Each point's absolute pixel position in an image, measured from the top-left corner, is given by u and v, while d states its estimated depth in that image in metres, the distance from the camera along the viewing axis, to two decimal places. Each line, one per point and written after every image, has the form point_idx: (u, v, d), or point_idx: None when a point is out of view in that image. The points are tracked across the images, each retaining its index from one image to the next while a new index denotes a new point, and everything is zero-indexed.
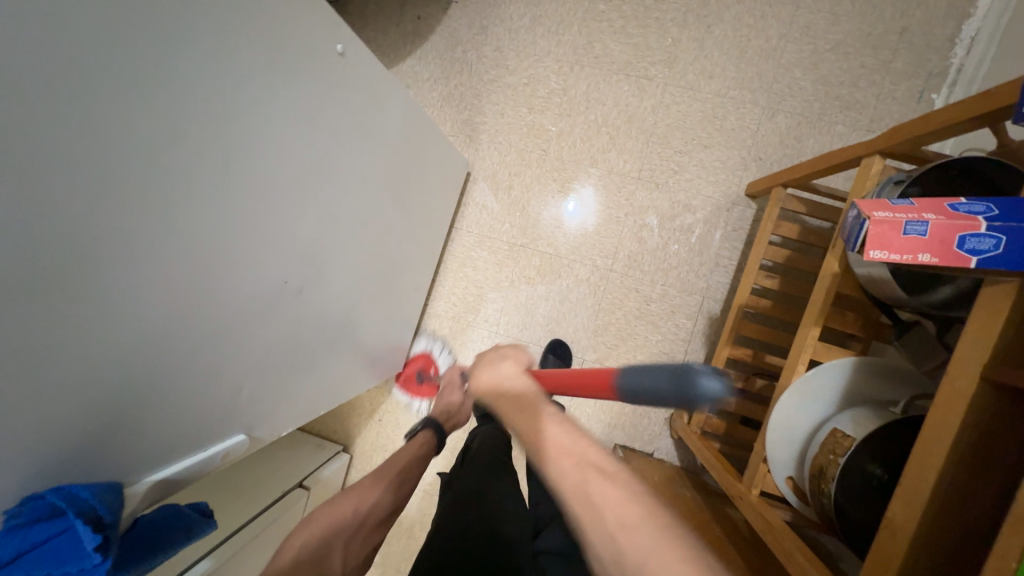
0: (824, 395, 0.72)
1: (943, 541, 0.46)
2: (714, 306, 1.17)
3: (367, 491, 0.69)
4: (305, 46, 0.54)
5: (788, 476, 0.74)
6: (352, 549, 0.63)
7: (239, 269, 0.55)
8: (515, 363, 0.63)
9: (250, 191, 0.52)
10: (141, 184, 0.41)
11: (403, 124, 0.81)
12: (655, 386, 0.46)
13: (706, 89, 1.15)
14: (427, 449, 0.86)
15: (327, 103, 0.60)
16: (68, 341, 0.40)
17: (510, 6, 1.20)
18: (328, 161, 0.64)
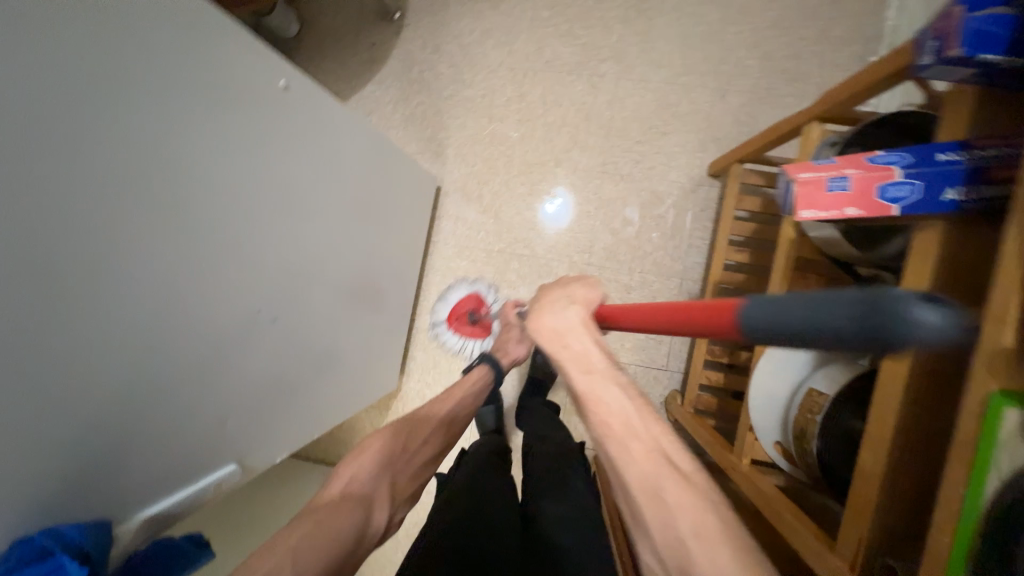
0: (799, 357, 0.74)
1: (911, 482, 0.48)
2: (693, 286, 1.19)
3: (420, 428, 0.74)
4: (251, 84, 0.57)
5: (775, 441, 0.75)
6: (400, 482, 0.67)
7: (221, 295, 0.58)
8: (582, 308, 0.64)
9: (216, 227, 0.55)
10: (107, 232, 0.43)
11: (362, 146, 0.83)
12: (801, 310, 0.27)
13: (657, 79, 1.19)
14: (483, 385, 0.92)
15: (279, 135, 0.62)
16: (71, 369, 0.43)
17: (459, 23, 1.24)
18: (289, 190, 0.66)
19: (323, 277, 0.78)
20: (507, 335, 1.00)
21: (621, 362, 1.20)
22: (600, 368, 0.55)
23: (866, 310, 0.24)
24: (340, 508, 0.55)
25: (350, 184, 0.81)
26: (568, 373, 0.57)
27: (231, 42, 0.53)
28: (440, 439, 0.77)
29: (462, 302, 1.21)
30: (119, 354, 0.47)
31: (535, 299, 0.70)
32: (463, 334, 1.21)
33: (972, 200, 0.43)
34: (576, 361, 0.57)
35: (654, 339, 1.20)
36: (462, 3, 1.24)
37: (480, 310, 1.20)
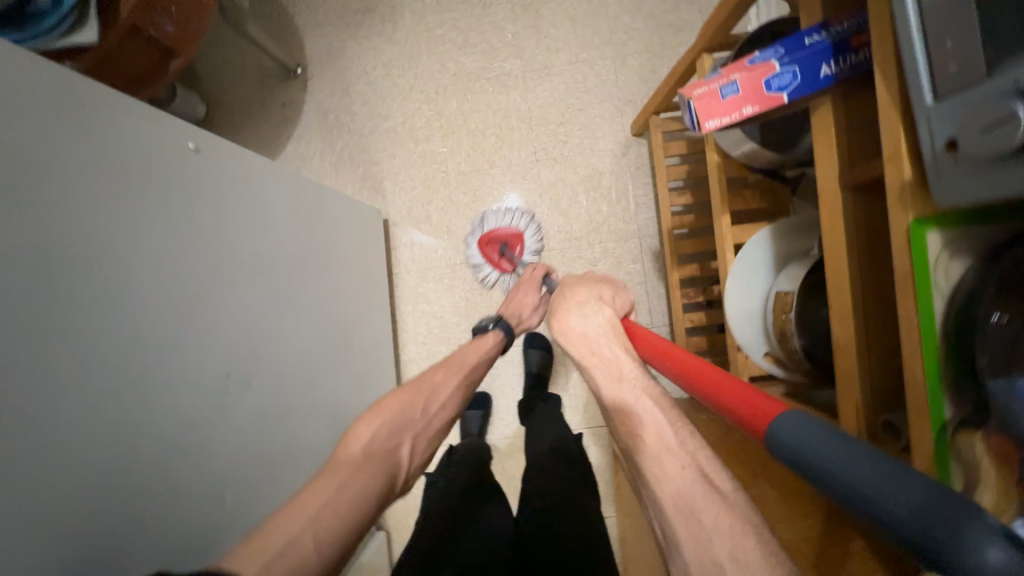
0: (760, 268, 0.77)
1: (882, 339, 0.50)
2: (652, 241, 1.23)
3: (435, 391, 0.79)
4: (159, 151, 0.59)
5: (765, 352, 0.78)
6: (421, 438, 0.74)
7: (194, 358, 0.60)
8: (609, 311, 0.66)
9: (161, 288, 0.56)
10: (55, 309, 0.46)
11: (293, 194, 0.84)
12: (873, 478, 0.29)
13: (559, 63, 1.25)
14: (497, 350, 0.93)
15: (198, 196, 0.64)
16: (67, 443, 0.46)
17: (360, 62, 1.28)
18: (224, 252, 0.67)
19: (285, 330, 0.78)
20: (520, 301, 0.99)
21: None
22: (632, 376, 0.56)
23: (945, 523, 0.25)
24: (365, 464, 0.62)
25: (290, 235, 0.82)
26: (596, 380, 0.58)
27: (133, 115, 0.56)
28: (460, 398, 0.83)
29: (502, 230, 1.20)
30: (110, 424, 0.49)
31: (562, 292, 0.72)
32: (485, 256, 1.22)
33: (842, 70, 0.47)
34: (605, 368, 0.58)
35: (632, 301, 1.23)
36: (358, 43, 1.28)
37: (513, 247, 1.20)
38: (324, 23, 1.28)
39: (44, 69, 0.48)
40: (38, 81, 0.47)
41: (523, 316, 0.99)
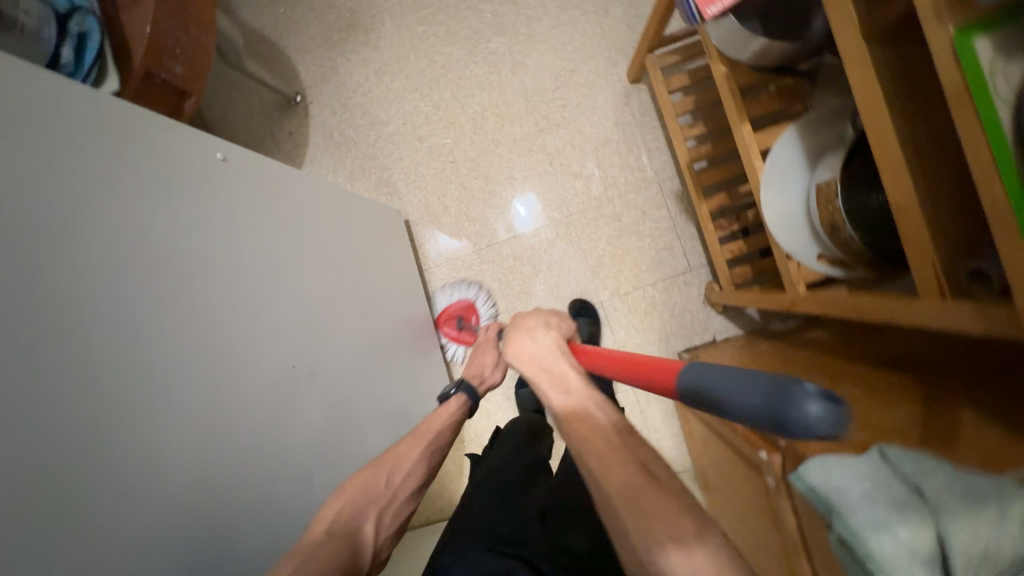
0: (793, 170, 0.74)
1: (944, 186, 0.47)
2: (673, 184, 1.20)
3: (399, 463, 0.70)
4: (188, 164, 0.63)
5: (818, 255, 0.74)
6: (387, 515, 0.65)
7: (241, 352, 0.61)
8: (556, 334, 0.65)
9: (215, 287, 0.60)
10: (129, 309, 0.50)
11: (319, 198, 0.88)
12: (733, 386, 0.36)
13: (542, 30, 1.25)
14: (464, 413, 0.83)
15: (233, 202, 0.68)
16: (127, 433, 0.47)
17: (353, 75, 1.32)
18: (259, 254, 0.69)
19: (336, 328, 0.80)
20: (481, 359, 0.94)
21: (647, 284, 1.20)
22: (578, 388, 0.58)
23: (776, 397, 0.33)
24: (323, 546, 0.56)
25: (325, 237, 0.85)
26: (546, 395, 0.59)
27: (155, 136, 0.61)
28: (428, 465, 0.73)
29: (454, 306, 1.24)
30: (189, 410, 0.53)
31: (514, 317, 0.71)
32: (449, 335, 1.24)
33: None
34: (558, 387, 0.59)
35: (665, 248, 1.20)
36: (348, 59, 1.32)
37: (469, 318, 1.22)
38: (314, 47, 1.33)
39: (61, 95, 0.51)
40: (59, 105, 0.50)
41: (487, 375, 0.93)
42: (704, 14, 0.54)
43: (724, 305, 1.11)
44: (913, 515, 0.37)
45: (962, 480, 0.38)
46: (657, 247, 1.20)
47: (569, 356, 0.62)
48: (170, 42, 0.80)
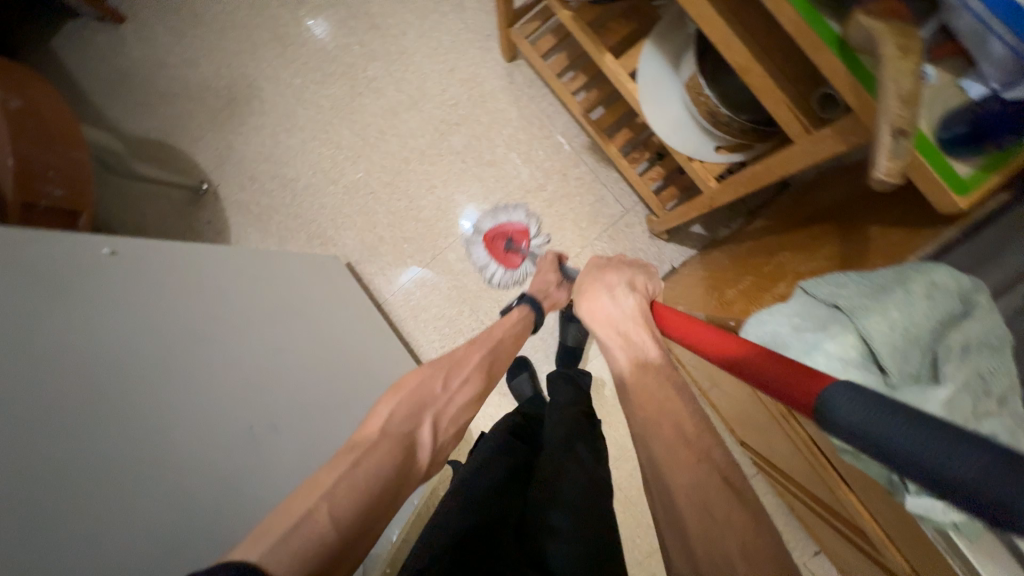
0: (662, 80, 0.77)
1: (768, 36, 0.50)
2: (582, 138, 1.23)
3: (459, 365, 0.62)
4: (82, 260, 0.60)
5: (716, 147, 0.76)
6: (444, 419, 0.58)
7: (204, 408, 0.62)
8: (642, 299, 0.59)
9: (149, 371, 0.58)
10: (54, 422, 0.48)
11: (247, 258, 0.86)
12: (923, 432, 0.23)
13: (411, 42, 1.29)
14: (526, 327, 0.76)
15: (145, 285, 0.65)
16: (99, 505, 0.48)
17: (251, 146, 1.32)
18: (199, 316, 0.68)
19: (298, 376, 0.78)
20: (545, 278, 0.85)
21: (593, 239, 1.22)
22: (660, 359, 0.52)
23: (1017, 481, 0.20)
24: (377, 447, 0.48)
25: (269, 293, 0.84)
26: (614, 358, 0.54)
27: (37, 242, 0.58)
28: (486, 375, 0.65)
29: (508, 226, 1.22)
30: (148, 500, 0.52)
31: (598, 269, 0.66)
32: (491, 254, 1.22)
33: None
34: (630, 350, 0.53)
35: (598, 199, 1.22)
36: (239, 131, 1.33)
37: (520, 242, 1.21)
38: (203, 132, 1.33)
39: None
40: None
41: (554, 291, 0.84)
42: None
43: (667, 231, 1.13)
44: (836, 326, 0.38)
45: (869, 281, 0.39)
46: (590, 201, 1.22)
47: (649, 322, 0.56)
48: (40, 168, 0.80)
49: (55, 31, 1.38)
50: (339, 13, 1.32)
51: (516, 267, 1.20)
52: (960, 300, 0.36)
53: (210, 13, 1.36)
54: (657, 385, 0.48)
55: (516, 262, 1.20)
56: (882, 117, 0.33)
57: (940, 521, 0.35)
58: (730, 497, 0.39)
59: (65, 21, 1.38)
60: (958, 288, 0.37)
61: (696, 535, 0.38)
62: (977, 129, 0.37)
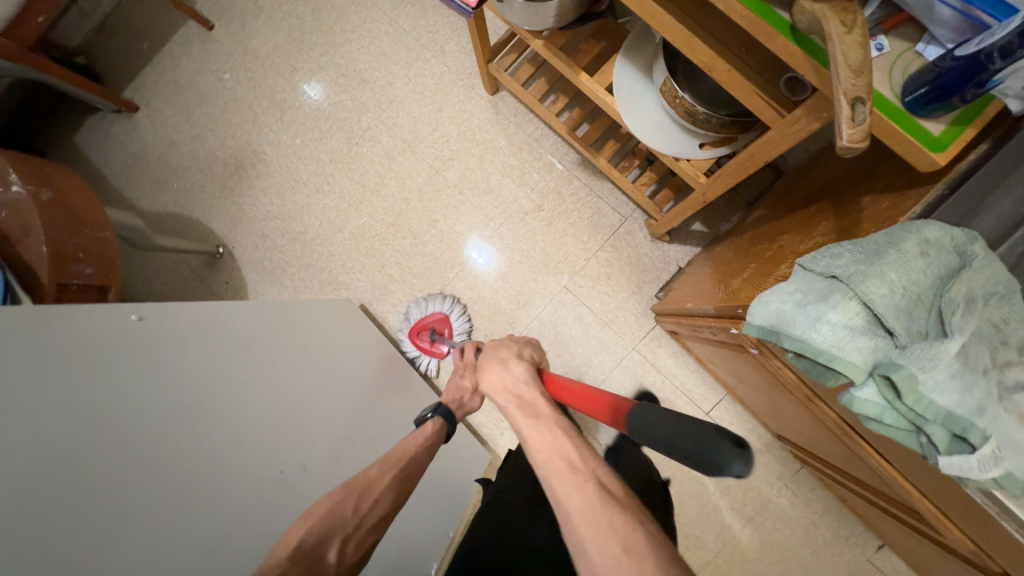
0: (637, 91, 0.80)
1: (728, 31, 0.52)
2: (571, 155, 1.26)
3: (370, 486, 0.63)
4: (111, 329, 0.64)
5: (700, 144, 0.78)
6: (351, 542, 0.59)
7: (219, 472, 0.62)
8: (528, 365, 0.64)
9: (181, 430, 0.61)
10: (99, 489, 0.51)
11: (265, 308, 0.89)
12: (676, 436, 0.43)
13: (399, 90, 1.37)
14: (440, 437, 0.77)
15: (171, 345, 0.68)
16: (145, 564, 0.51)
17: (260, 205, 1.40)
18: (200, 378, 0.67)
19: (312, 423, 0.78)
20: (460, 382, 0.88)
21: (595, 250, 1.23)
22: (547, 416, 0.53)
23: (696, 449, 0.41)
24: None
25: (288, 339, 0.86)
26: (514, 421, 0.55)
27: (71, 316, 0.62)
28: (402, 489, 0.66)
29: (429, 318, 1.24)
30: (188, 556, 0.55)
31: (494, 349, 0.71)
32: (417, 347, 1.25)
33: None
34: (524, 407, 0.56)
35: (594, 211, 1.24)
36: (248, 194, 1.41)
37: (443, 331, 1.23)
38: (216, 199, 1.42)
39: None
40: None
41: (467, 401, 0.86)
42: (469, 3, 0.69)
43: (666, 232, 1.13)
44: (837, 296, 0.38)
45: (862, 248, 0.39)
46: (587, 213, 1.25)
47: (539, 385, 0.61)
48: (70, 249, 0.86)
49: (77, 127, 1.50)
50: (330, 73, 1.41)
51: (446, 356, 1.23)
52: (956, 253, 0.37)
53: (213, 90, 1.46)
54: (556, 438, 0.50)
55: (443, 352, 1.23)
56: (838, 88, 0.35)
57: (978, 479, 0.34)
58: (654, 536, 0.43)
59: (85, 118, 1.50)
60: (952, 243, 0.37)
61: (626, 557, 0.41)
62: (938, 89, 0.37)
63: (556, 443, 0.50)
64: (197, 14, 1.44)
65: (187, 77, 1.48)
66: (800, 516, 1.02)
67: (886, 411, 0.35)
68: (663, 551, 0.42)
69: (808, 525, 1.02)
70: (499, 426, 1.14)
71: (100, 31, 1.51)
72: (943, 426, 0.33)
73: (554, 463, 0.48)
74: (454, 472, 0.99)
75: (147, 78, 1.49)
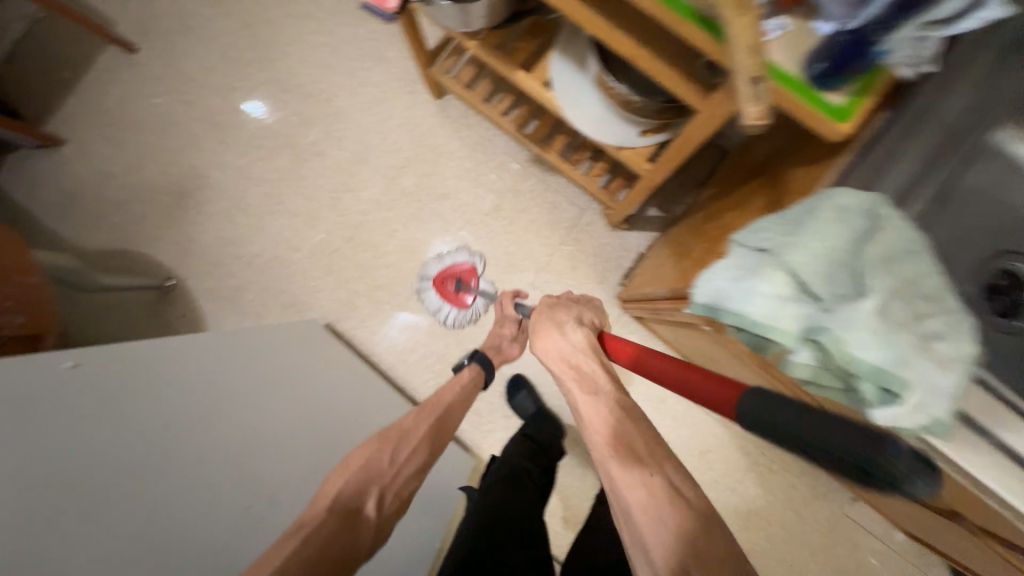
0: (575, 84, 0.81)
1: (645, 21, 0.54)
2: (524, 153, 1.27)
3: (407, 435, 0.66)
4: (44, 378, 0.59)
5: (641, 131, 0.79)
6: (390, 492, 0.60)
7: (177, 518, 0.59)
8: (587, 331, 0.63)
9: (134, 476, 0.58)
10: (45, 552, 0.48)
11: (219, 340, 0.85)
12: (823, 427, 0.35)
13: (343, 101, 1.34)
14: (474, 385, 0.81)
15: (115, 388, 0.64)
16: None
17: (210, 232, 1.34)
18: (147, 431, 0.62)
19: (281, 450, 0.75)
20: (498, 332, 0.91)
21: (557, 243, 1.24)
22: (605, 391, 0.56)
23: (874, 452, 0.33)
24: (324, 523, 0.53)
25: (249, 367, 0.83)
26: (571, 392, 0.59)
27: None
28: (437, 445, 0.68)
29: (454, 267, 1.24)
30: None
31: (549, 306, 0.69)
32: (441, 296, 1.23)
33: None
34: (581, 381, 0.58)
35: (553, 205, 1.25)
36: (195, 221, 1.35)
37: (468, 279, 1.23)
38: (161, 230, 1.35)
39: None
40: None
41: (505, 346, 0.89)
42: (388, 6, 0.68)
43: (623, 219, 1.15)
44: (767, 267, 0.39)
45: (786, 219, 0.40)
46: (546, 209, 1.25)
47: (597, 352, 0.61)
48: None
49: None
50: (270, 89, 1.36)
51: (469, 306, 1.22)
52: (867, 215, 0.38)
53: (146, 117, 1.39)
54: (611, 412, 0.55)
55: (469, 300, 1.22)
56: (736, 71, 0.38)
57: (907, 427, 0.36)
58: (691, 512, 0.47)
59: (6, 156, 1.40)
60: (864, 206, 0.39)
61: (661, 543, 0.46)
62: (834, 64, 0.39)
63: (611, 418, 0.54)
64: (119, 38, 1.36)
65: (116, 104, 1.40)
66: (779, 480, 1.06)
67: (818, 371, 0.38)
68: (698, 521, 0.47)
69: (786, 488, 1.06)
70: (480, 429, 1.13)
71: (13, 62, 1.41)
72: (870, 382, 0.35)
73: (611, 438, 0.53)
74: (438, 481, 0.97)
75: (72, 109, 1.41)
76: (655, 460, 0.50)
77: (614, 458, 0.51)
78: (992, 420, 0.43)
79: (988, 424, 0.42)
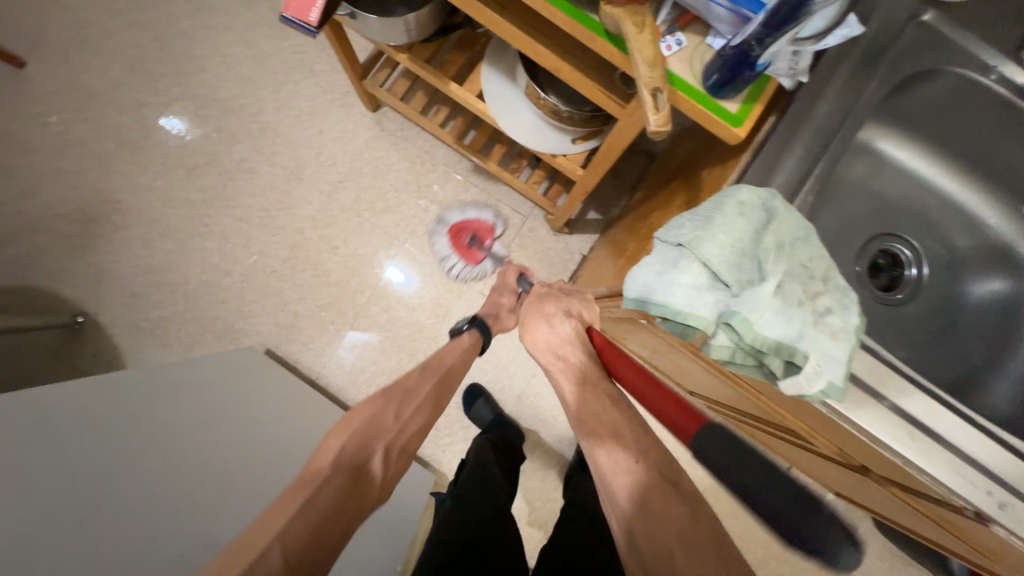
0: (507, 95, 0.84)
1: (563, 36, 0.57)
2: (464, 163, 1.28)
3: (409, 396, 0.66)
4: None
5: (572, 139, 0.83)
6: (396, 447, 0.61)
7: (117, 563, 0.53)
8: (576, 323, 0.63)
9: (56, 529, 0.51)
10: None
11: (144, 373, 0.78)
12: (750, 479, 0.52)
13: (271, 115, 1.28)
14: (473, 351, 0.79)
15: (28, 430, 0.57)
16: None
17: (124, 261, 1.22)
18: (74, 477, 0.56)
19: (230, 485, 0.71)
20: (496, 300, 0.86)
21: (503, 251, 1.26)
22: (593, 380, 0.57)
23: None
24: (333, 480, 0.53)
25: (181, 400, 0.77)
26: (559, 383, 0.60)
27: None
28: (439, 401, 0.70)
29: (472, 222, 1.24)
30: None
31: (539, 295, 0.68)
32: (452, 246, 1.23)
33: None
34: (568, 372, 0.59)
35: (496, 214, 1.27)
36: (106, 250, 1.22)
37: (483, 239, 1.24)
38: (63, 262, 1.21)
39: None
40: None
41: (504, 315, 0.84)
42: (312, 20, 0.67)
43: (564, 223, 1.19)
44: (683, 260, 0.43)
45: (696, 215, 0.45)
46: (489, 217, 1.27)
47: (586, 343, 0.61)
48: None
49: None
50: (187, 105, 1.28)
51: (477, 263, 1.22)
52: (764, 210, 0.43)
53: (38, 138, 1.25)
54: (597, 402, 0.56)
55: (479, 257, 1.23)
56: (640, 81, 0.42)
57: (810, 394, 0.41)
58: (675, 498, 0.48)
59: None
60: (759, 201, 0.43)
61: (644, 534, 0.46)
62: (725, 76, 0.44)
63: (598, 407, 0.55)
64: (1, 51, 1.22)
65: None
66: None
67: (735, 351, 0.41)
68: (683, 507, 0.47)
69: None
70: (439, 443, 1.11)
71: None
72: (776, 355, 0.40)
73: (597, 428, 0.54)
74: (399, 501, 0.95)
75: None
76: (641, 448, 0.51)
77: (602, 449, 0.52)
78: (882, 386, 0.49)
79: (876, 385, 0.48)
